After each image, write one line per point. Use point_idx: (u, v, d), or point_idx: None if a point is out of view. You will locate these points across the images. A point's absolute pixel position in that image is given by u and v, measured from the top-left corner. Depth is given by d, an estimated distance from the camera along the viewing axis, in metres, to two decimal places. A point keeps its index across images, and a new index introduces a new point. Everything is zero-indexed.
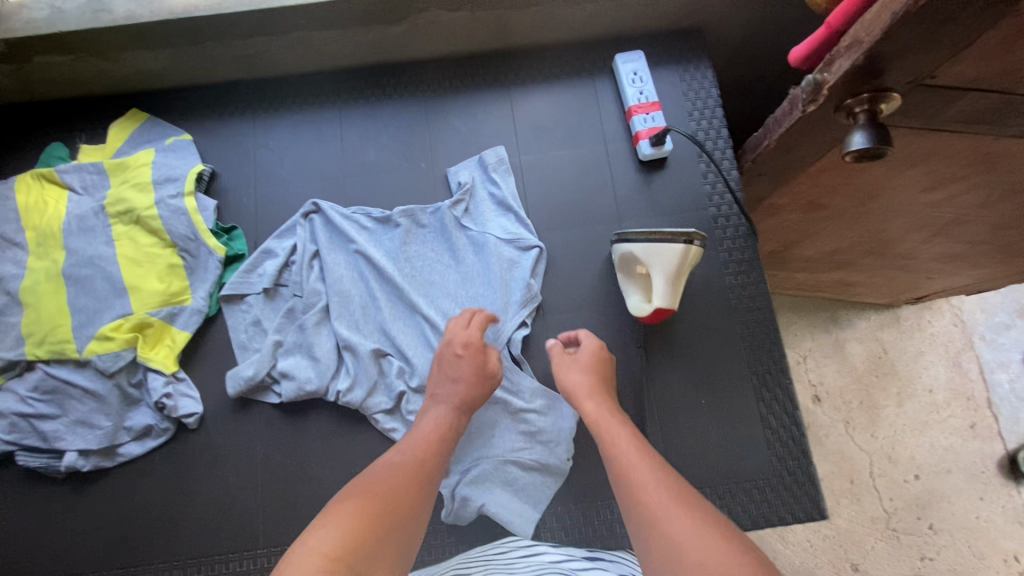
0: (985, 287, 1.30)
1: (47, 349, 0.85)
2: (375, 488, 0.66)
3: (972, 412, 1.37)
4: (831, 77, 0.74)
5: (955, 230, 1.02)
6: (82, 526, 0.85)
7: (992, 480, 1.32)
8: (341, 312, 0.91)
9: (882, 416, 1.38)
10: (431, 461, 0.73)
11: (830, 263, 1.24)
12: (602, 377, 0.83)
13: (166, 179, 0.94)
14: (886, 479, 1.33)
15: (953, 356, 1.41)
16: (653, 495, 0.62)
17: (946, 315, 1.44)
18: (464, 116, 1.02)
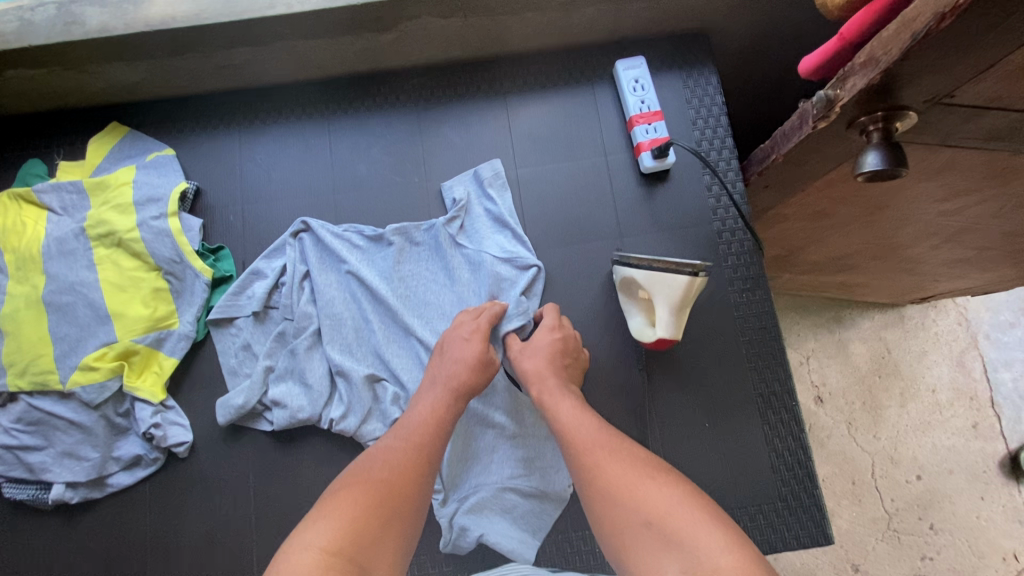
0: (993, 289, 1.26)
1: (29, 380, 0.83)
2: (358, 471, 0.67)
3: (974, 412, 1.35)
4: (846, 94, 0.71)
5: (966, 238, 0.98)
6: (74, 556, 0.84)
7: (993, 479, 1.31)
8: (333, 335, 0.88)
9: (884, 417, 1.36)
10: (428, 441, 0.72)
11: (836, 267, 1.21)
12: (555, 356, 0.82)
13: (149, 200, 0.90)
14: (887, 480, 1.32)
15: (957, 355, 1.38)
16: (589, 450, 0.67)
17: (951, 314, 1.41)
18: (457, 124, 0.98)
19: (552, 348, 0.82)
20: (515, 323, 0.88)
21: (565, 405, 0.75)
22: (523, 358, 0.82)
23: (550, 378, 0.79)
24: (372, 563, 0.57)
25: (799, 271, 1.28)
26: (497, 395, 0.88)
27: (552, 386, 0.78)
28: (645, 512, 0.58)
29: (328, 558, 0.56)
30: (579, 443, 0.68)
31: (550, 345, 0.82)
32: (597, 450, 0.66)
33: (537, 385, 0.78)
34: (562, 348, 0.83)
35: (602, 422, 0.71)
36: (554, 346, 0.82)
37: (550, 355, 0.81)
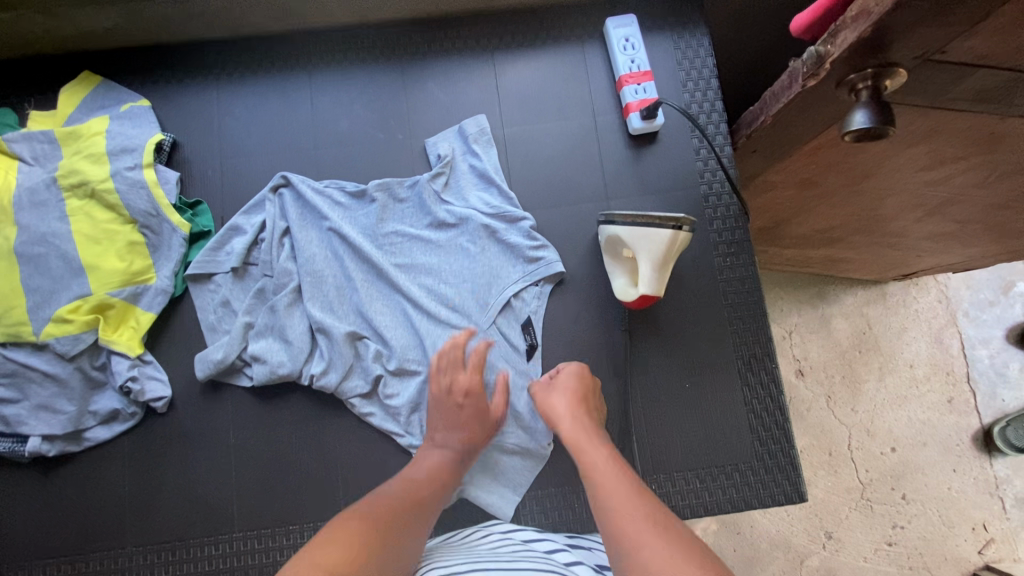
0: (975, 265, 1.28)
1: (2, 332, 0.81)
2: (364, 509, 0.66)
3: (950, 386, 1.38)
4: (835, 50, 0.70)
5: (949, 210, 0.98)
6: (53, 509, 0.84)
7: (965, 452, 1.35)
8: (314, 292, 0.87)
9: (863, 391, 1.38)
10: (425, 495, 0.73)
11: (822, 240, 1.21)
12: (581, 398, 0.81)
13: (123, 150, 0.87)
14: (864, 451, 1.35)
15: (936, 332, 1.41)
16: (630, 521, 0.61)
17: (932, 291, 1.43)
18: (444, 82, 0.96)
19: (578, 391, 0.82)
20: (516, 282, 0.89)
21: (608, 470, 0.69)
22: (551, 397, 0.81)
23: (583, 422, 0.77)
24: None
25: (784, 245, 1.28)
26: None
27: (588, 440, 0.75)
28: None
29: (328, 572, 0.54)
30: (619, 513, 0.63)
31: (574, 386, 0.82)
32: (637, 522, 0.61)
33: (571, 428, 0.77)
34: (587, 390, 0.83)
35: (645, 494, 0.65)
36: (582, 385, 0.82)
37: (575, 397, 0.81)
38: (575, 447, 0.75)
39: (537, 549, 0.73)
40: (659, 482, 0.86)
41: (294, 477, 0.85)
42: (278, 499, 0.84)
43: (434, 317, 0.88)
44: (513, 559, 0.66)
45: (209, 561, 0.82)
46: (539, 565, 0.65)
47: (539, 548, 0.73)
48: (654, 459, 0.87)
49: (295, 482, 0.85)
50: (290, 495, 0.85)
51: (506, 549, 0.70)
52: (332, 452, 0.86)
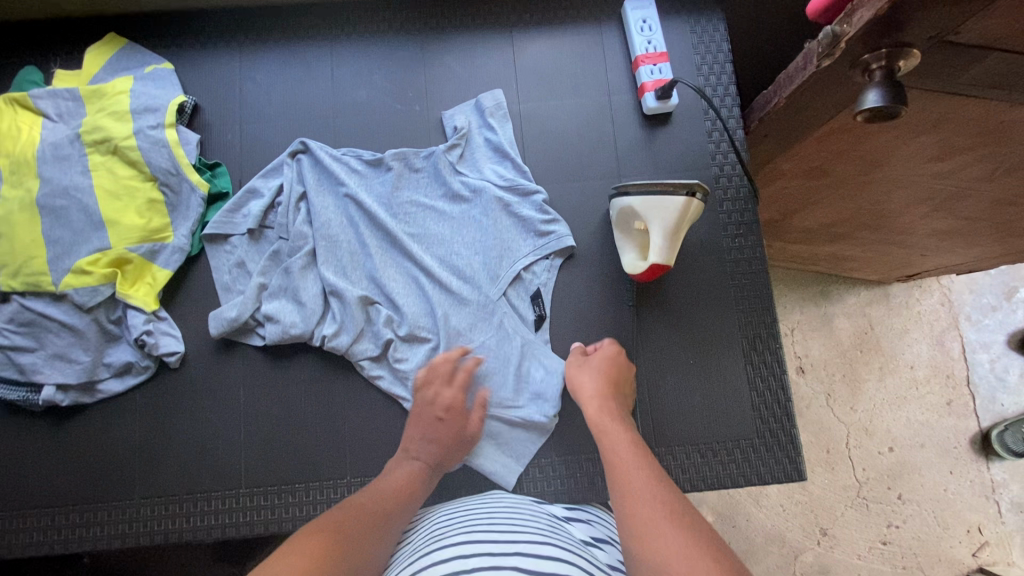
0: (977, 267, 1.29)
1: (22, 281, 0.82)
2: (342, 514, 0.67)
3: (950, 389, 1.39)
4: (851, 29, 0.71)
5: (956, 206, 0.99)
6: (64, 459, 0.85)
7: (963, 454, 1.36)
8: (329, 256, 0.89)
9: (863, 390, 1.39)
10: (398, 504, 0.72)
11: (829, 235, 1.22)
12: (612, 380, 0.82)
13: (146, 110, 0.89)
14: (861, 450, 1.36)
15: (937, 335, 1.42)
16: (643, 506, 0.63)
17: (935, 294, 1.44)
18: (463, 58, 0.98)
19: (611, 377, 0.83)
20: (527, 255, 0.90)
21: (628, 456, 0.71)
22: (583, 374, 0.83)
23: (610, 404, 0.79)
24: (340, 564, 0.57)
25: (791, 240, 1.29)
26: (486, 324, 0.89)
27: (613, 421, 0.77)
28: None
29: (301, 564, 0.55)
30: (635, 498, 0.64)
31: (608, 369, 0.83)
32: (650, 509, 0.62)
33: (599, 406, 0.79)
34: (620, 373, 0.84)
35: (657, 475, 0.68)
36: (615, 368, 0.84)
37: (608, 379, 0.82)
38: (597, 428, 0.77)
39: (534, 518, 0.73)
40: (661, 455, 0.87)
41: (301, 439, 0.87)
42: (284, 460, 0.86)
43: (445, 286, 0.89)
44: (509, 529, 0.66)
45: (216, 515, 0.83)
46: (537, 536, 0.66)
47: (537, 517, 0.74)
48: (656, 433, 0.88)
49: (302, 443, 0.86)
50: (297, 457, 0.86)
51: (503, 518, 0.71)
52: (339, 415, 0.87)
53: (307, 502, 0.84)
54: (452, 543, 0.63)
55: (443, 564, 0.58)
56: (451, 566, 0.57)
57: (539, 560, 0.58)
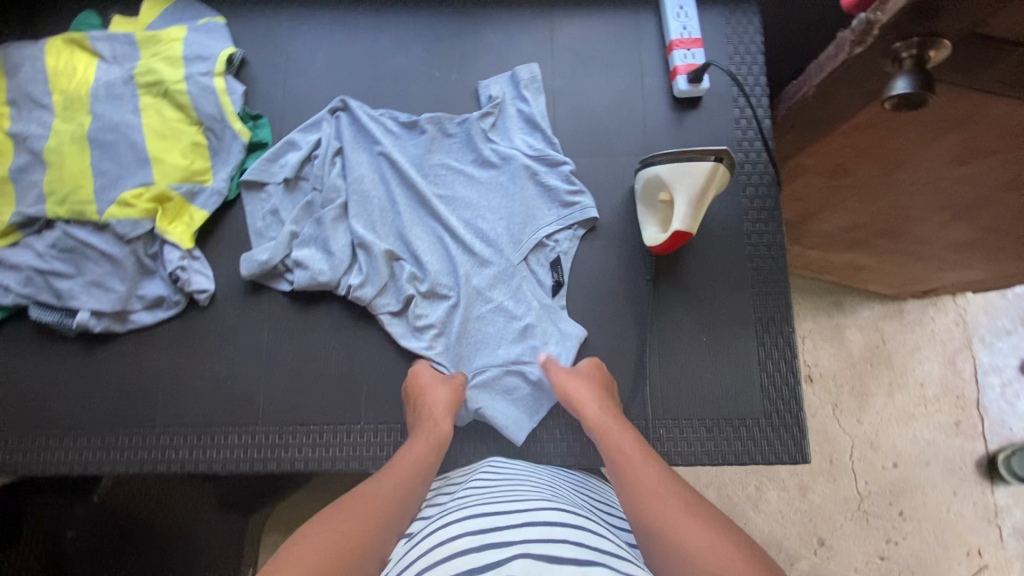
0: (993, 286, 1.29)
1: (68, 209, 0.86)
2: (350, 510, 0.63)
3: (959, 410, 1.39)
4: (884, 17, 0.73)
5: (977, 215, 0.99)
6: (90, 385, 0.88)
7: (967, 476, 1.35)
8: (360, 210, 0.91)
9: (870, 403, 1.39)
10: (411, 485, 0.69)
11: (846, 241, 1.23)
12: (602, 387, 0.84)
13: (197, 58, 0.93)
14: (865, 463, 1.36)
15: (950, 354, 1.42)
16: (657, 500, 0.63)
17: (950, 313, 1.44)
18: (502, 33, 1.01)
19: (598, 382, 0.84)
20: (550, 224, 0.93)
21: (635, 456, 0.71)
22: (572, 380, 0.83)
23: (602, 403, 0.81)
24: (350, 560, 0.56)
25: (808, 244, 1.30)
26: (507, 284, 0.91)
27: (618, 422, 0.77)
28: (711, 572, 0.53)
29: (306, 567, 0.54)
30: (646, 494, 0.65)
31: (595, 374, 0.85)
32: (663, 502, 0.63)
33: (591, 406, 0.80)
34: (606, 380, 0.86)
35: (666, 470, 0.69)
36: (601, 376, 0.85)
37: (597, 386, 0.83)
38: (597, 430, 0.77)
39: (534, 486, 0.73)
40: (667, 427, 0.88)
41: (318, 385, 0.89)
42: (301, 404, 0.88)
43: (469, 248, 0.92)
44: (512, 500, 0.66)
45: (232, 449, 0.87)
46: (540, 502, 0.66)
47: (536, 485, 0.74)
48: (663, 405, 0.89)
49: (319, 388, 0.89)
50: (313, 403, 0.88)
51: (504, 490, 0.70)
52: (357, 364, 0.90)
53: (320, 443, 0.87)
54: (456, 521, 0.63)
55: (450, 543, 0.58)
56: (457, 544, 0.57)
57: (547, 527, 0.58)
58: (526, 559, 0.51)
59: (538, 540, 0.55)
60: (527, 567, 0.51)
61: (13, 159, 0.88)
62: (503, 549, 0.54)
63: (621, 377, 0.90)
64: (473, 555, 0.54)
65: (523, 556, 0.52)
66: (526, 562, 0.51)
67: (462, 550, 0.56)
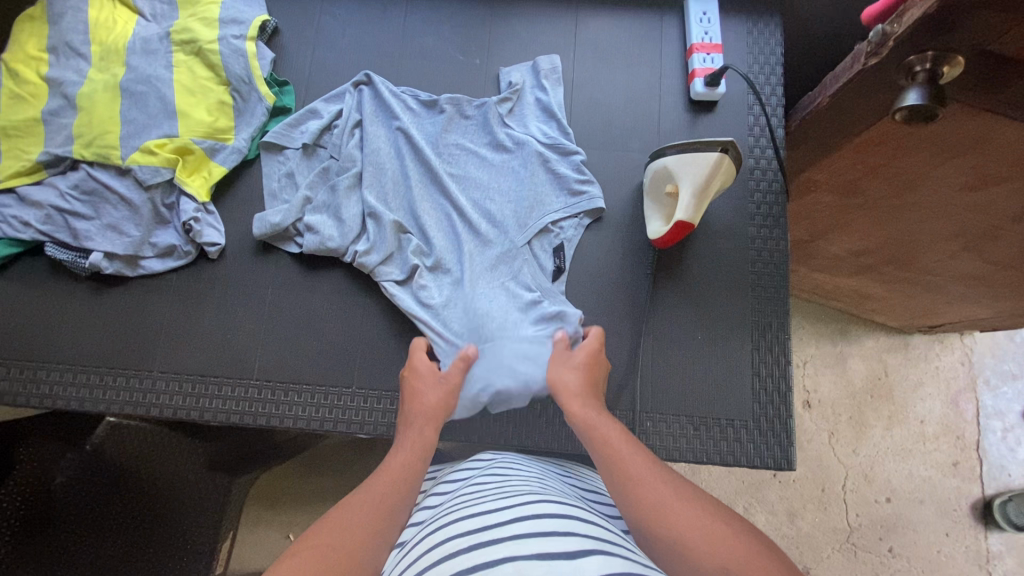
0: (1000, 326, 1.28)
1: (93, 152, 0.89)
2: (337, 518, 0.59)
3: (958, 450, 1.37)
4: (900, 29, 0.74)
5: (987, 247, 0.97)
6: (95, 326, 0.90)
7: (962, 519, 1.33)
8: (374, 182, 0.93)
9: (868, 435, 1.38)
10: (395, 501, 0.62)
11: (854, 266, 1.22)
12: (592, 377, 0.78)
13: (232, 21, 0.96)
14: (857, 495, 1.34)
15: (952, 393, 1.40)
16: (649, 492, 0.61)
17: (956, 352, 1.42)
18: (528, 25, 1.04)
19: (589, 368, 0.78)
20: (557, 210, 0.94)
21: (623, 447, 0.67)
22: (561, 369, 0.78)
23: (590, 397, 0.75)
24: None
25: (816, 266, 1.30)
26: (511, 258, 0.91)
27: (601, 415, 0.72)
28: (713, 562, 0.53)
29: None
30: (637, 486, 0.61)
31: (589, 361, 0.79)
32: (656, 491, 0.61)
33: (579, 399, 0.74)
34: (598, 368, 0.80)
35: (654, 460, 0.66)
36: (592, 358, 0.80)
37: (587, 374, 0.78)
38: (581, 427, 0.71)
39: (524, 479, 0.72)
40: (654, 421, 0.88)
41: (315, 348, 0.91)
42: (297, 365, 0.90)
43: (475, 226, 0.93)
44: (502, 498, 0.64)
45: (225, 401, 0.88)
46: (532, 496, 0.64)
47: (528, 479, 0.72)
48: (653, 400, 0.89)
49: (317, 349, 0.90)
50: (308, 365, 0.90)
51: (494, 485, 0.69)
52: (355, 331, 0.91)
53: (310, 404, 0.88)
54: (446, 523, 0.62)
55: (440, 545, 0.57)
56: (448, 547, 0.56)
57: (538, 522, 0.57)
58: (517, 561, 0.50)
59: (527, 535, 0.54)
60: (518, 567, 0.50)
61: (46, 102, 0.92)
62: (493, 549, 0.53)
63: (614, 368, 0.90)
64: (463, 557, 0.53)
65: (513, 556, 0.51)
66: (516, 562, 0.50)
67: (451, 553, 0.55)
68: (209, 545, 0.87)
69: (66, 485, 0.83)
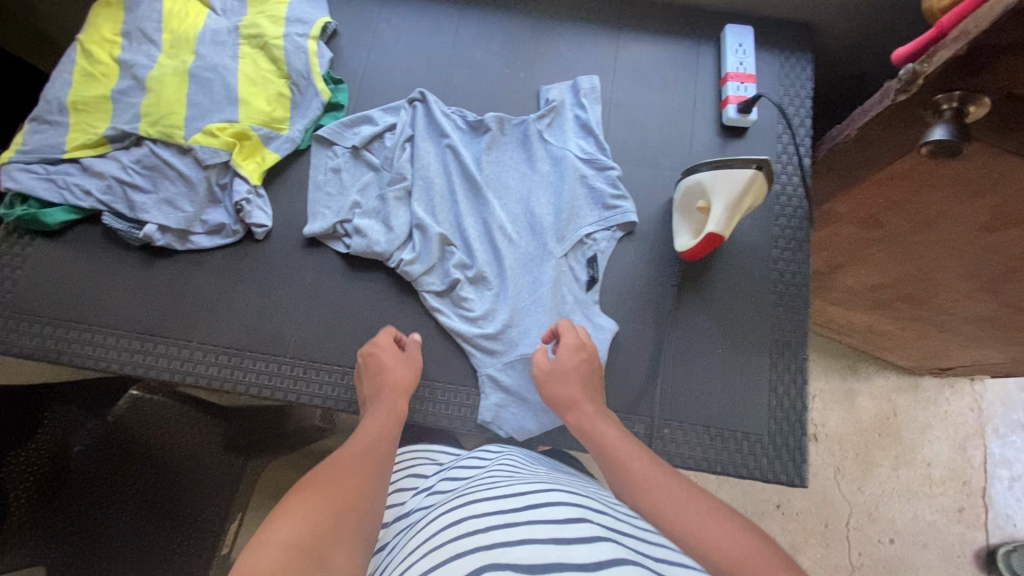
0: (1011, 373, 1.30)
1: (158, 130, 0.95)
2: (314, 492, 0.61)
3: (964, 496, 1.37)
4: (930, 68, 0.79)
5: (1003, 289, 0.99)
6: (140, 296, 0.94)
7: (965, 566, 1.32)
8: (422, 195, 0.98)
9: (874, 474, 1.38)
10: (369, 474, 0.66)
11: (869, 300, 1.25)
12: (584, 373, 0.84)
13: (297, 21, 1.03)
14: (860, 533, 1.34)
15: (960, 439, 1.41)
16: (640, 479, 0.66)
17: (966, 398, 1.44)
18: (571, 45, 1.09)
19: (578, 367, 0.84)
20: (590, 223, 0.98)
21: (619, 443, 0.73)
22: (551, 382, 0.83)
23: (586, 404, 0.80)
24: (331, 553, 0.54)
25: (831, 299, 1.33)
26: (548, 263, 0.95)
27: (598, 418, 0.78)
28: (699, 544, 0.56)
29: (292, 553, 0.52)
30: (631, 473, 0.67)
31: (575, 364, 0.84)
32: (651, 477, 0.66)
33: (575, 410, 0.79)
34: (579, 366, 0.84)
35: (646, 452, 0.71)
36: (577, 360, 0.85)
37: (580, 376, 0.83)
38: (581, 431, 0.77)
39: (533, 470, 0.74)
40: (671, 428, 0.91)
41: (347, 333, 0.94)
42: (328, 347, 0.93)
43: (513, 240, 0.97)
44: (517, 485, 0.66)
45: (258, 374, 0.92)
46: (546, 485, 0.66)
47: (538, 471, 0.74)
48: (672, 409, 0.92)
49: (349, 333, 0.94)
50: (339, 348, 0.93)
51: (506, 474, 0.71)
52: (386, 319, 0.95)
53: (338, 384, 0.91)
54: (460, 506, 0.63)
55: (457, 525, 0.59)
56: (466, 526, 0.58)
57: (554, 508, 0.59)
58: (533, 545, 0.53)
59: (542, 522, 0.57)
60: (534, 550, 0.52)
61: (117, 82, 0.98)
62: (510, 531, 0.55)
63: (635, 375, 0.93)
64: (481, 537, 0.56)
65: (529, 540, 0.54)
66: (533, 546, 0.53)
67: (469, 532, 0.57)
68: (215, 525, 0.86)
69: (82, 452, 0.88)
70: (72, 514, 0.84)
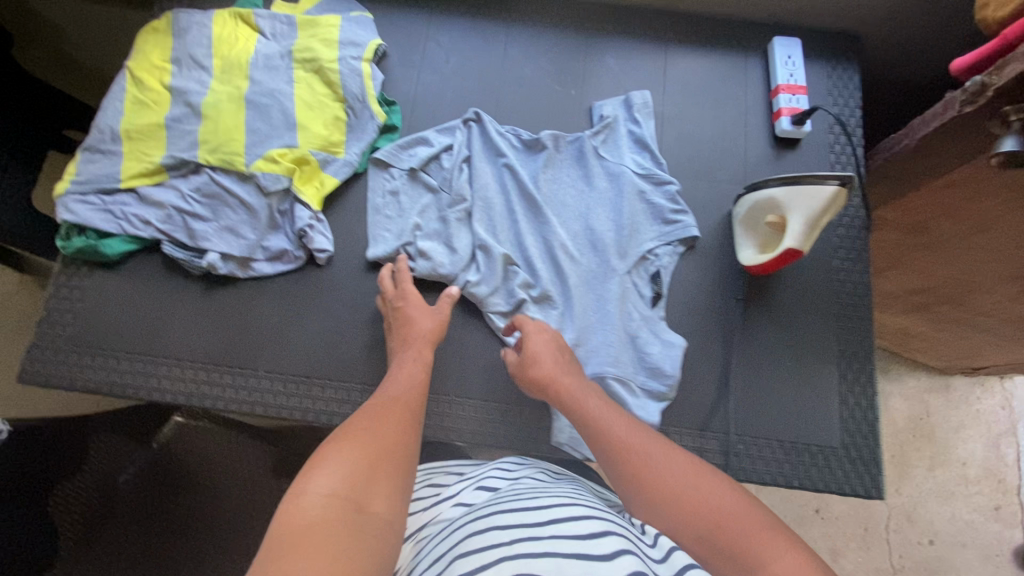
0: None
1: (217, 158, 0.94)
2: (352, 439, 0.60)
3: (1000, 494, 1.37)
4: (1000, 80, 0.79)
5: None
6: (200, 325, 0.93)
7: (1003, 564, 1.31)
8: (483, 215, 0.98)
9: (910, 475, 1.38)
10: (406, 421, 0.65)
11: (909, 305, 1.23)
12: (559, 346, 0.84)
13: (350, 44, 1.03)
14: (900, 536, 1.34)
15: (993, 437, 1.41)
16: (621, 445, 0.66)
17: (997, 396, 1.43)
18: (618, 58, 1.10)
19: (552, 342, 0.83)
20: (650, 238, 0.98)
21: (601, 411, 0.72)
22: (527, 363, 0.81)
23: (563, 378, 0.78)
24: (371, 499, 0.53)
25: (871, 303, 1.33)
26: (612, 280, 0.95)
27: (577, 390, 0.76)
28: (678, 504, 0.57)
29: (334, 501, 0.51)
30: (611, 438, 0.67)
31: (545, 341, 0.83)
32: (630, 443, 0.65)
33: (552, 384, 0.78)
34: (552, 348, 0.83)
35: (629, 419, 0.70)
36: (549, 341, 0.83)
37: (552, 344, 0.83)
38: (564, 398, 0.76)
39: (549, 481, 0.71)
40: (747, 444, 0.90)
41: None
42: None
43: (575, 257, 0.96)
44: (537, 495, 0.64)
45: (327, 402, 0.90)
46: (565, 496, 0.64)
47: (561, 482, 0.71)
48: (746, 424, 0.91)
49: None
50: None
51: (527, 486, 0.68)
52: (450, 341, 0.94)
53: None
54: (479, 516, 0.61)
55: (476, 536, 0.57)
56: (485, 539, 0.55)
57: (574, 521, 0.57)
58: (553, 557, 0.51)
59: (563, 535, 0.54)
60: (556, 563, 0.51)
61: (169, 109, 0.97)
62: (534, 544, 0.53)
63: (704, 390, 0.92)
64: (504, 549, 0.53)
65: (553, 552, 0.52)
66: (556, 559, 0.51)
67: (488, 544, 0.54)
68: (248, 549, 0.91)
69: (129, 480, 0.94)
70: (119, 536, 0.91)
